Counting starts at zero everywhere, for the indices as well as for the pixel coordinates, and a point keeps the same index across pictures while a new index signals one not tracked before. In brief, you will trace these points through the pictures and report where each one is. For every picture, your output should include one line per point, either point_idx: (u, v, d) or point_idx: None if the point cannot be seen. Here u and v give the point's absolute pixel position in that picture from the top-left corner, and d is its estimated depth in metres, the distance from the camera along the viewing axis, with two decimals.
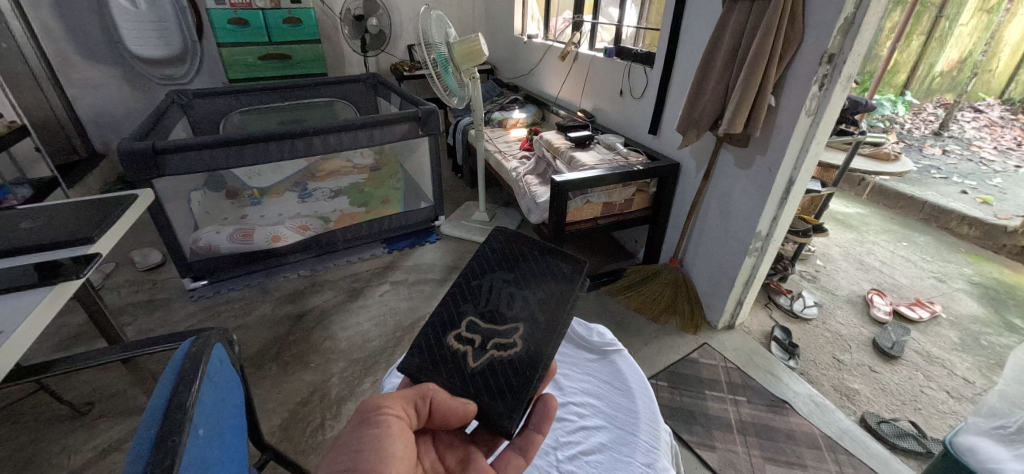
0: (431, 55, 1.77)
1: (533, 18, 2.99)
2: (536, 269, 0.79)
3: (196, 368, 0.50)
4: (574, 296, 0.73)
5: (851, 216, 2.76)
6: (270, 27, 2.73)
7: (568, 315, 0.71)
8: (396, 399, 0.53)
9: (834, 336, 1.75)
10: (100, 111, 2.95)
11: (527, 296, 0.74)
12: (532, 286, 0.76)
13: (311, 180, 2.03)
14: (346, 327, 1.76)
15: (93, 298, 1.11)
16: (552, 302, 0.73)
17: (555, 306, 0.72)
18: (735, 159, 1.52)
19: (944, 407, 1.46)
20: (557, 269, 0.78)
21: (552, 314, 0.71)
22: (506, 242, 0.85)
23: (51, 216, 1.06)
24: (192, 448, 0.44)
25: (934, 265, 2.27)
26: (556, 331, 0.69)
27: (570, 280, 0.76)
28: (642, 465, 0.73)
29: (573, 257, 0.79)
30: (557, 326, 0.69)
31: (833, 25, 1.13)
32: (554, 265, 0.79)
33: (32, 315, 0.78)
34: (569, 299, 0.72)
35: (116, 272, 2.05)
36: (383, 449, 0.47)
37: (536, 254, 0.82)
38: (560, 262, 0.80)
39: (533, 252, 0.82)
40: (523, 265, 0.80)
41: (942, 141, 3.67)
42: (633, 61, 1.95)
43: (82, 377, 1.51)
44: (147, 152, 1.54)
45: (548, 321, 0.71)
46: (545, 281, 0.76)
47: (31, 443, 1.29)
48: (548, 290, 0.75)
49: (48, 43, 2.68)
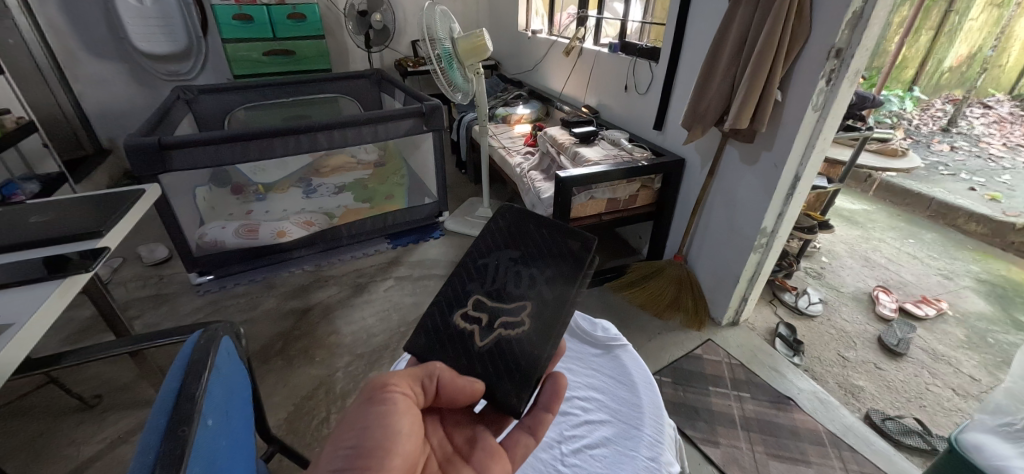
0: (435, 51, 1.76)
1: (537, 13, 2.95)
2: (543, 247, 0.77)
3: (205, 360, 0.51)
4: (582, 275, 0.72)
5: (857, 213, 2.75)
6: (275, 23, 2.73)
7: (575, 295, 0.71)
8: (402, 377, 0.54)
9: (839, 333, 1.74)
10: (107, 107, 2.96)
11: (534, 275, 0.74)
12: (541, 265, 0.75)
13: (315, 176, 2.11)
14: (351, 322, 1.77)
15: (102, 293, 1.12)
16: (559, 280, 0.72)
17: (562, 286, 0.72)
18: (741, 155, 1.51)
19: (949, 404, 1.46)
20: (566, 246, 0.76)
21: (560, 294, 0.71)
22: (512, 219, 0.82)
23: (60, 210, 1.07)
24: (202, 437, 0.45)
25: (941, 262, 2.26)
26: (563, 309, 0.69)
27: (578, 260, 0.74)
28: (646, 459, 0.74)
29: (580, 233, 0.77)
30: (563, 303, 0.70)
31: (841, 19, 1.11)
32: (563, 242, 0.77)
33: (42, 308, 0.79)
34: (577, 278, 0.72)
35: (124, 267, 2.07)
36: (390, 426, 0.48)
37: (544, 230, 0.79)
38: (568, 238, 0.77)
39: (540, 228, 0.79)
40: (530, 243, 0.78)
41: (951, 137, 3.64)
42: (638, 57, 1.95)
43: (90, 371, 1.52)
44: (153, 147, 1.55)
45: (556, 300, 0.71)
46: (554, 258, 0.75)
47: (42, 435, 1.31)
48: (557, 268, 0.74)
49: (55, 39, 2.69)
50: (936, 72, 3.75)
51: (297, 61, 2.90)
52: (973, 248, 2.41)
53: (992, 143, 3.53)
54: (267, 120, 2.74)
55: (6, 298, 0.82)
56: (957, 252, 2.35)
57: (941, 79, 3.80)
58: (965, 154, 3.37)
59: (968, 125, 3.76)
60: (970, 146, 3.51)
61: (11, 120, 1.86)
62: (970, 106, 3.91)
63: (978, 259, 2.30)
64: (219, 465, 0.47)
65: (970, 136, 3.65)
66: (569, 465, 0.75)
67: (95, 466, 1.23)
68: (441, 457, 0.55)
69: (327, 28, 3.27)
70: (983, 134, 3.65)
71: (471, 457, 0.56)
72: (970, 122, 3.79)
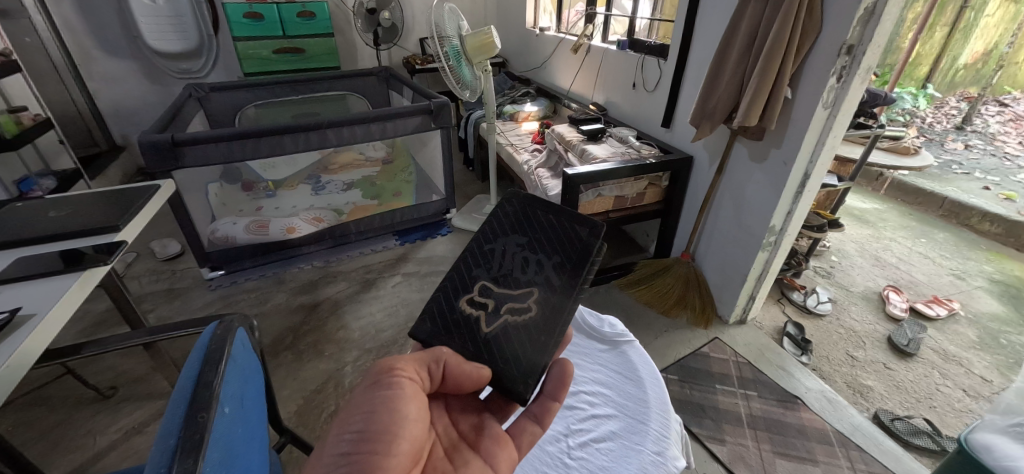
0: (443, 48, 1.76)
1: (545, 11, 2.96)
2: (551, 233, 0.77)
3: (222, 349, 0.52)
4: (590, 259, 0.72)
5: (867, 212, 2.72)
6: (285, 21, 2.76)
7: (583, 281, 0.71)
8: (408, 362, 0.55)
9: (848, 332, 1.73)
10: (120, 104, 3.01)
11: (541, 261, 0.74)
12: (546, 251, 0.75)
13: (324, 173, 2.08)
14: (359, 317, 1.79)
15: (118, 286, 1.14)
16: (568, 266, 0.73)
17: (571, 272, 0.72)
18: (749, 153, 1.50)
19: (960, 405, 1.44)
20: (573, 233, 0.76)
21: (568, 279, 0.71)
22: (519, 204, 0.82)
23: (76, 205, 1.09)
24: (220, 424, 0.46)
25: (953, 262, 2.22)
26: (570, 293, 0.70)
27: (586, 246, 0.74)
28: (652, 454, 0.74)
29: (589, 219, 0.76)
30: (571, 288, 0.70)
31: (853, 15, 1.10)
32: (571, 228, 0.77)
33: (63, 299, 0.81)
34: (585, 263, 0.72)
35: (137, 262, 2.11)
36: (396, 410, 0.49)
37: (552, 216, 0.79)
38: (576, 224, 0.77)
39: (548, 214, 0.80)
40: (537, 228, 0.78)
41: (965, 135, 3.60)
42: (647, 54, 1.94)
43: (106, 363, 1.56)
44: (166, 144, 1.57)
45: (563, 285, 0.71)
46: (563, 244, 0.75)
47: (60, 425, 1.35)
48: (565, 253, 0.74)
49: (69, 37, 2.74)
50: (950, 69, 3.68)
51: (306, 59, 2.92)
52: (987, 248, 2.37)
53: (1007, 141, 3.47)
54: (276, 117, 2.74)
55: (27, 290, 0.84)
56: (970, 252, 2.32)
57: (956, 76, 3.72)
58: (980, 153, 3.33)
59: (982, 123, 3.71)
60: (985, 144, 3.46)
61: (29, 117, 1.89)
62: (985, 104, 3.85)
63: (992, 260, 2.26)
64: (236, 451, 0.48)
65: (985, 134, 3.60)
66: (576, 458, 0.76)
67: (111, 455, 1.26)
68: (447, 443, 0.57)
69: (336, 26, 3.29)
70: (998, 133, 3.59)
71: (478, 444, 0.57)
72: (985, 121, 3.73)
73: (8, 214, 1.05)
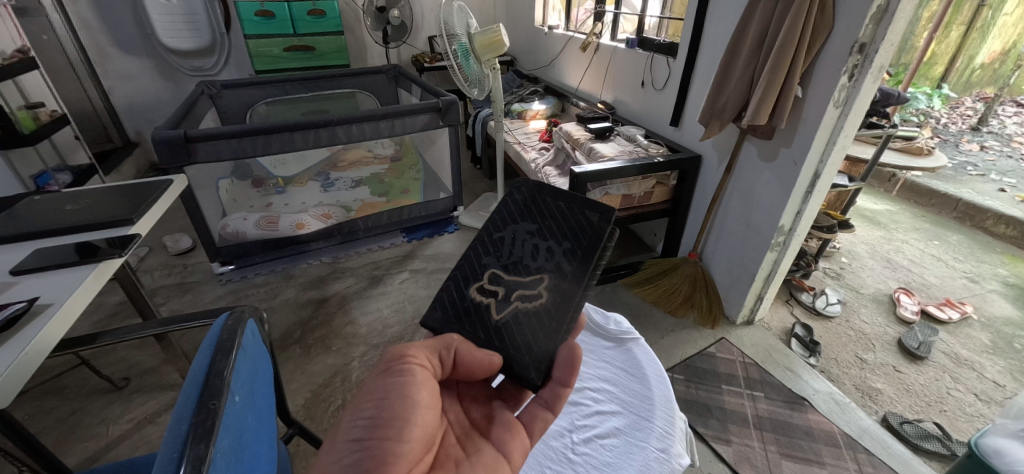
0: (452, 46, 1.77)
1: (554, 9, 2.94)
2: (562, 219, 0.77)
3: (232, 339, 0.53)
4: (602, 246, 0.72)
5: (880, 213, 2.68)
6: (295, 19, 2.78)
7: (595, 267, 0.71)
8: (420, 349, 0.56)
9: (858, 334, 1.71)
10: (135, 101, 3.06)
11: (552, 247, 0.74)
12: (557, 237, 0.75)
13: (333, 170, 2.11)
14: (367, 313, 1.81)
15: (131, 277, 1.16)
16: (578, 253, 0.73)
17: (581, 258, 0.72)
18: (758, 151, 1.49)
19: (971, 410, 1.42)
20: (584, 219, 0.76)
21: (579, 266, 0.71)
22: (528, 191, 0.82)
23: (92, 199, 1.11)
24: (231, 411, 0.47)
25: (967, 265, 2.19)
26: (581, 281, 0.70)
27: (596, 232, 0.74)
28: (656, 450, 0.74)
29: (599, 204, 0.76)
30: (581, 275, 0.70)
31: (866, 12, 1.09)
32: (582, 214, 0.76)
33: (76, 291, 0.83)
34: (596, 251, 0.72)
35: (150, 256, 2.14)
36: (408, 397, 0.49)
37: (562, 203, 0.79)
38: (586, 210, 0.77)
39: (558, 201, 0.79)
40: (547, 214, 0.78)
41: (981, 137, 3.54)
42: (656, 52, 1.92)
43: (120, 355, 1.59)
44: (180, 140, 1.60)
45: (574, 271, 0.71)
46: (573, 229, 0.75)
47: (74, 414, 1.38)
48: (576, 239, 0.74)
49: (85, 36, 2.79)
50: (967, 69, 3.60)
51: (317, 57, 2.95)
52: (1003, 251, 2.33)
53: None
54: (285, 115, 2.76)
55: (44, 280, 0.86)
56: (985, 255, 2.28)
57: (972, 76, 3.65)
58: (996, 154, 3.27)
59: (999, 124, 3.64)
60: (1001, 145, 3.40)
61: (46, 113, 1.90)
62: (1002, 104, 3.78)
63: (1007, 263, 2.22)
64: (245, 439, 0.49)
65: (1002, 136, 3.53)
66: (580, 454, 0.76)
67: (123, 445, 1.28)
68: (459, 431, 0.57)
69: (347, 24, 3.32)
70: (1015, 134, 3.53)
71: (489, 433, 0.58)
72: (1002, 121, 3.66)
73: (27, 207, 1.08)
